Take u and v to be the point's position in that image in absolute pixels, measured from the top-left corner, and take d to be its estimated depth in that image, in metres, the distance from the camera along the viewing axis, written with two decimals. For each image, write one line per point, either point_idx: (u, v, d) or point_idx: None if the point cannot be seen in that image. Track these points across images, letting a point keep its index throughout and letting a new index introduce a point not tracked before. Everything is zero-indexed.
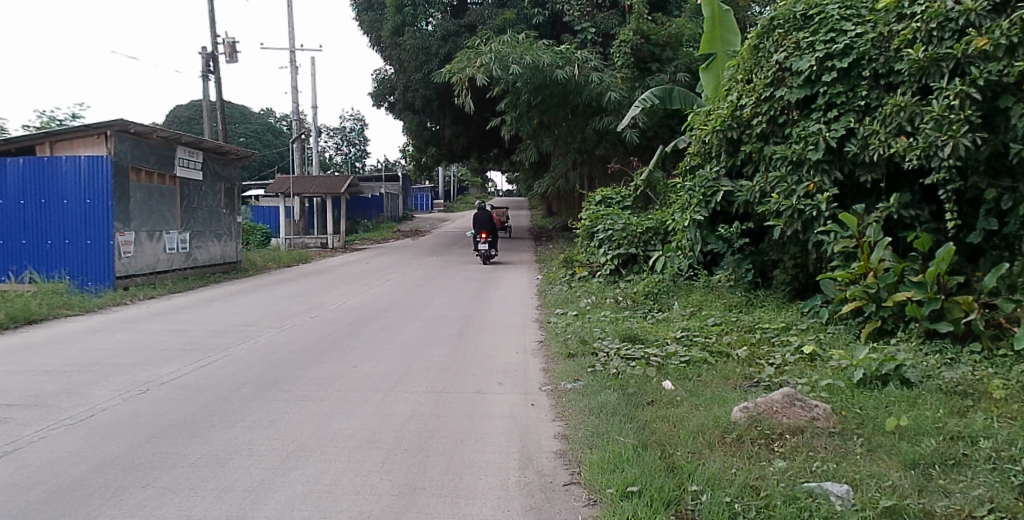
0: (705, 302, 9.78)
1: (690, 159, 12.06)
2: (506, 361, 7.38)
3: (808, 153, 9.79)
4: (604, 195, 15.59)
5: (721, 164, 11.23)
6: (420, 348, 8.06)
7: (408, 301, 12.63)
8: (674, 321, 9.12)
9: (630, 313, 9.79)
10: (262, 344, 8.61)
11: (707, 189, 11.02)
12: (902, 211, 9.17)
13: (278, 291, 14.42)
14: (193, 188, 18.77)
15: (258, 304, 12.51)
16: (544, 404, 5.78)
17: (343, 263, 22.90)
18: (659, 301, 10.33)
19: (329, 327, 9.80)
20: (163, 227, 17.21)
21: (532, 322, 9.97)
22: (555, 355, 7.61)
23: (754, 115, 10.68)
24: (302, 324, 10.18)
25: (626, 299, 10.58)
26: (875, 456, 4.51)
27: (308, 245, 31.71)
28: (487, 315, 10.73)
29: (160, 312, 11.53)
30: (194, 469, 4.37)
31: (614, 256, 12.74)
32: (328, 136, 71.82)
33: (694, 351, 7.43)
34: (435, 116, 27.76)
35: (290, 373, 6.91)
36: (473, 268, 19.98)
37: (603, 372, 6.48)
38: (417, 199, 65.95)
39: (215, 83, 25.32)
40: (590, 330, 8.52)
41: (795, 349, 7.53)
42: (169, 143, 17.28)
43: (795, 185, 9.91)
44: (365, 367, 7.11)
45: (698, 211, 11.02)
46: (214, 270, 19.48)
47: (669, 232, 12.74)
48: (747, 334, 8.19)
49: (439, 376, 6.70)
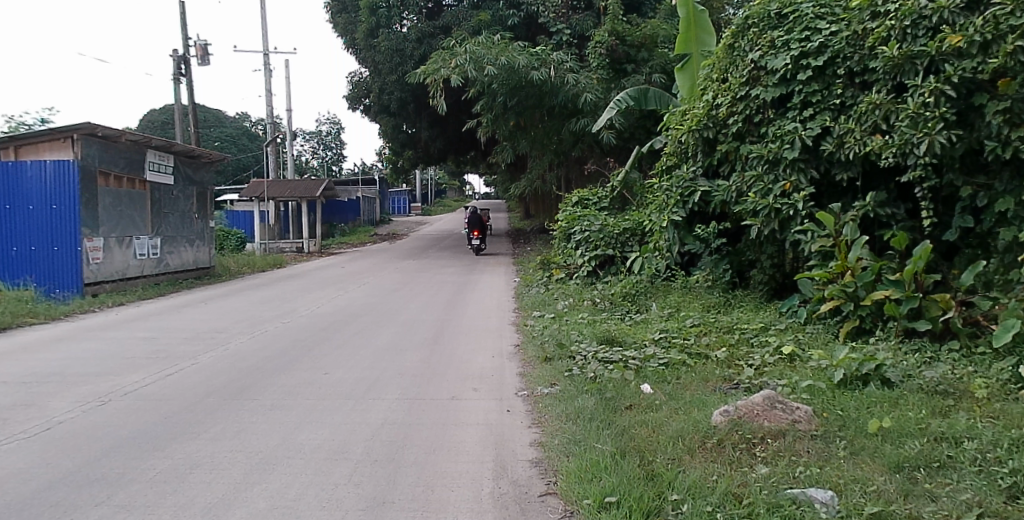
0: (683, 303, 9.67)
1: (666, 159, 11.98)
2: (482, 366, 7.21)
3: (785, 152, 9.74)
4: (580, 196, 15.48)
5: (697, 164, 11.16)
6: (394, 353, 7.86)
7: (383, 305, 12.41)
8: (653, 323, 9.00)
9: (608, 316, 9.66)
10: (231, 351, 8.34)
11: (684, 189, 10.93)
12: (878, 210, 9.15)
13: (251, 297, 14.11)
14: (164, 193, 18.36)
15: (230, 310, 12.21)
16: (520, 410, 5.62)
17: (319, 268, 22.59)
18: (637, 302, 10.21)
19: (301, 333, 9.56)
20: (133, 233, 16.80)
21: (509, 325, 9.81)
22: (531, 359, 7.45)
23: (729, 114, 10.62)
24: (274, 330, 9.92)
25: (604, 301, 10.45)
26: (858, 459, 4.41)
27: (283, 250, 31.28)
28: (463, 318, 10.56)
29: (128, 320, 11.19)
30: (152, 484, 4.14)
31: (592, 257, 12.61)
32: (304, 139, 71.21)
33: (673, 353, 7.33)
34: (411, 118, 27.54)
35: (259, 381, 6.67)
36: (450, 271, 19.77)
37: (580, 376, 6.33)
38: (394, 202, 65.55)
39: (186, 86, 24.91)
40: (568, 333, 8.37)
41: (775, 350, 7.44)
42: (138, 146, 16.89)
43: (772, 184, 9.86)
44: (335, 374, 6.90)
45: (675, 211, 10.93)
46: (186, 276, 19.08)
47: (646, 233, 12.64)
48: (726, 335, 8.09)
49: (412, 382, 6.51)
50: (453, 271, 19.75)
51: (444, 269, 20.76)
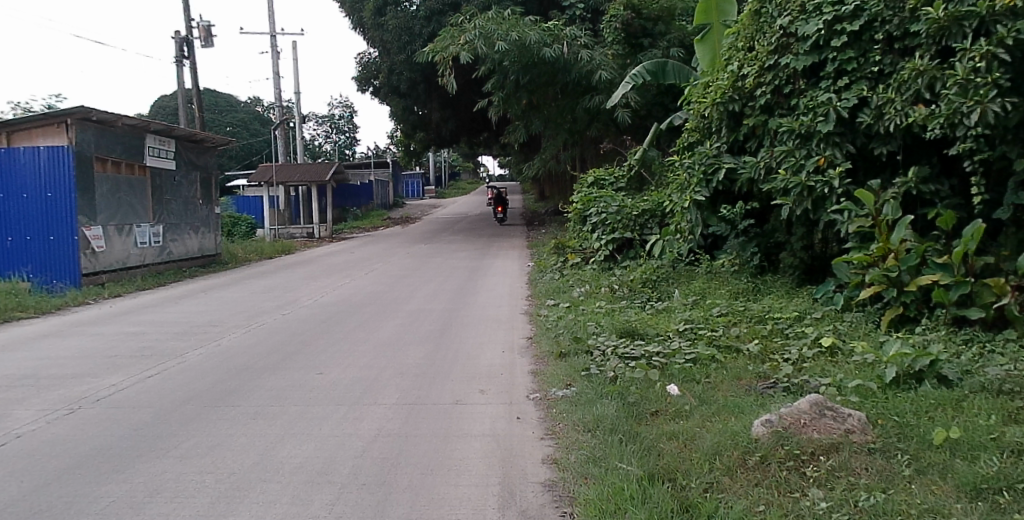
0: (709, 290, 8.96)
1: (688, 136, 11.25)
2: (490, 364, 6.58)
3: (818, 125, 8.99)
4: (596, 176, 14.75)
5: (722, 139, 10.41)
6: (397, 349, 7.25)
7: (390, 294, 11.81)
8: (677, 312, 8.32)
9: (628, 305, 8.99)
10: (223, 348, 7.77)
11: (707, 166, 10.20)
12: (921, 186, 8.41)
13: (254, 286, 13.56)
14: (166, 179, 17.85)
15: (230, 301, 11.66)
16: (532, 417, 4.99)
17: (328, 254, 22.02)
18: (658, 289, 9.52)
19: (300, 326, 8.99)
20: (133, 220, 16.32)
21: (522, 315, 9.18)
22: (545, 355, 6.80)
23: (757, 85, 9.85)
24: (272, 323, 9.36)
25: (623, 288, 9.76)
26: (926, 479, 3.75)
27: (294, 235, 30.80)
28: (473, 308, 9.95)
29: (122, 312, 10.67)
30: (103, 517, 3.56)
31: (609, 241, 11.88)
32: (317, 123, 70.71)
33: (700, 347, 6.68)
34: (422, 100, 26.85)
35: (246, 383, 6.10)
36: (462, 256, 19.14)
37: (599, 376, 5.68)
38: (408, 185, 64.99)
39: (190, 69, 24.33)
40: (585, 325, 7.72)
41: (812, 342, 6.77)
42: (137, 131, 16.36)
43: (804, 160, 9.12)
44: (331, 374, 6.30)
45: (698, 191, 10.20)
46: (192, 264, 18.60)
47: (666, 214, 11.91)
48: (758, 326, 7.39)
49: (413, 384, 5.90)
50: (465, 256, 19.11)
51: (456, 253, 20.14)
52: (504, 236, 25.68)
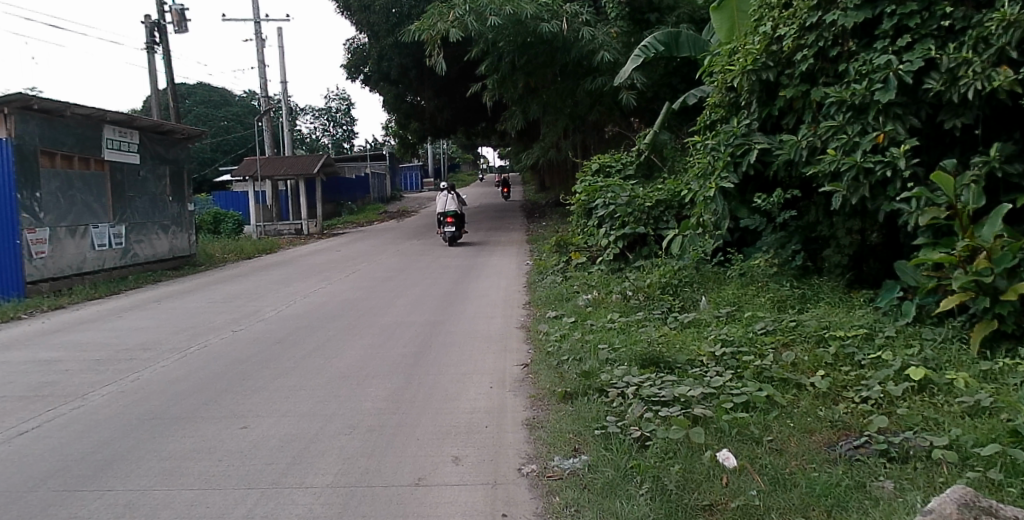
0: (745, 297, 7.32)
1: (710, 113, 9.60)
2: (472, 410, 4.98)
3: (875, 94, 7.36)
4: (601, 162, 13.04)
5: (751, 115, 8.79)
6: (356, 386, 5.65)
7: (366, 303, 10.17)
8: (709, 329, 6.69)
9: (647, 318, 7.35)
10: (140, 384, 6.15)
11: (735, 146, 8.58)
12: (1007, 166, 6.77)
13: (216, 293, 11.91)
14: (128, 173, 16.06)
15: (182, 313, 10.01)
16: (525, 513, 3.39)
17: (312, 252, 20.37)
18: (681, 297, 7.87)
19: (248, 349, 7.36)
20: (89, 220, 14.58)
21: (517, 331, 7.57)
22: (544, 395, 5.20)
23: (796, 49, 8.21)
24: (213, 345, 7.72)
25: (639, 296, 8.06)
26: None
27: (281, 232, 29.09)
28: (459, 321, 8.34)
29: (49, 330, 9.02)
30: None
31: (619, 237, 10.14)
32: (313, 116, 69.16)
33: (751, 384, 5.06)
34: (414, 87, 25.21)
35: (140, 447, 4.50)
36: (455, 253, 17.45)
37: (619, 437, 4.07)
38: (406, 177, 63.37)
39: (162, 57, 22.55)
40: (595, 349, 6.10)
41: (895, 374, 5.15)
42: (91, 121, 14.66)
43: (858, 137, 7.49)
44: (254, 431, 4.68)
45: (726, 177, 8.58)
46: (160, 267, 16.97)
47: (684, 205, 10.17)
48: (818, 349, 5.77)
49: (361, 449, 4.29)
50: (459, 253, 17.44)
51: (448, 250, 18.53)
52: (501, 230, 24.02)
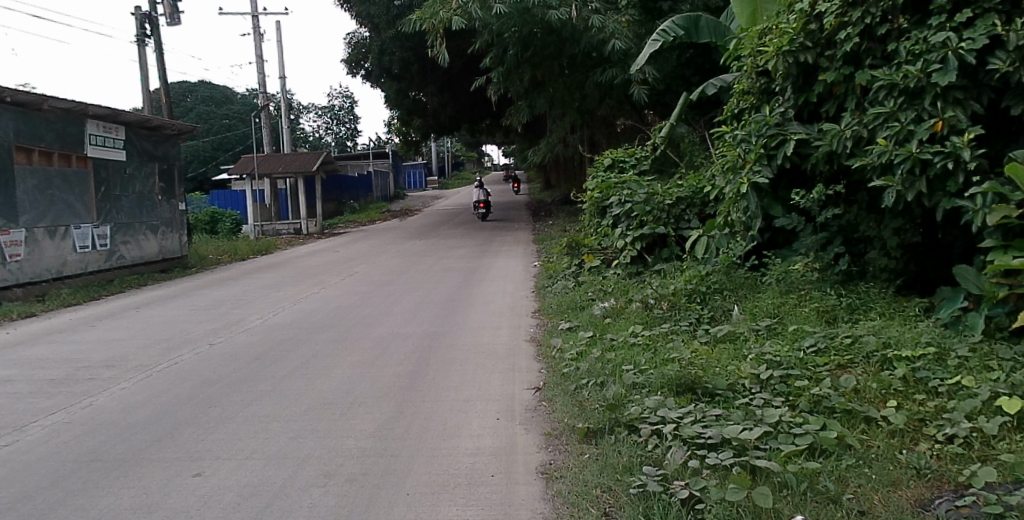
0: (786, 308, 6.46)
1: (737, 101, 8.75)
2: (476, 451, 4.15)
3: (933, 75, 6.47)
4: (614, 157, 12.14)
5: (786, 103, 7.94)
6: (340, 418, 4.81)
7: (361, 310, 9.32)
8: (748, 345, 5.82)
9: (674, 332, 6.48)
10: (90, 412, 5.30)
11: (768, 137, 7.72)
12: None
13: (200, 299, 11.07)
14: (113, 171, 15.23)
15: (159, 322, 9.18)
16: None
17: (310, 253, 19.53)
18: (711, 306, 7.01)
19: (223, 368, 6.50)
20: (70, 220, 13.77)
21: (527, 346, 6.73)
22: (563, 431, 4.36)
23: (838, 27, 7.33)
24: (184, 362, 6.86)
25: (662, 305, 7.18)
26: None
27: (280, 232, 28.16)
28: (461, 333, 7.48)
29: (9, 342, 8.19)
30: None
31: (636, 238, 9.23)
32: (316, 115, 68.44)
33: (810, 418, 4.22)
34: (416, 82, 24.36)
35: (63, 504, 3.65)
36: (458, 254, 16.61)
37: (660, 498, 3.22)
38: (409, 175, 62.58)
39: (154, 50, 21.71)
40: (619, 370, 5.26)
41: (983, 406, 4.29)
42: (72, 116, 13.83)
43: (913, 124, 6.62)
44: (210, 481, 3.84)
45: (758, 171, 7.72)
46: (149, 270, 16.15)
47: (707, 203, 9.26)
48: (882, 373, 4.91)
49: (337, 508, 3.45)
50: (463, 254, 16.60)
51: (451, 251, 17.68)
52: (506, 229, 23.15)
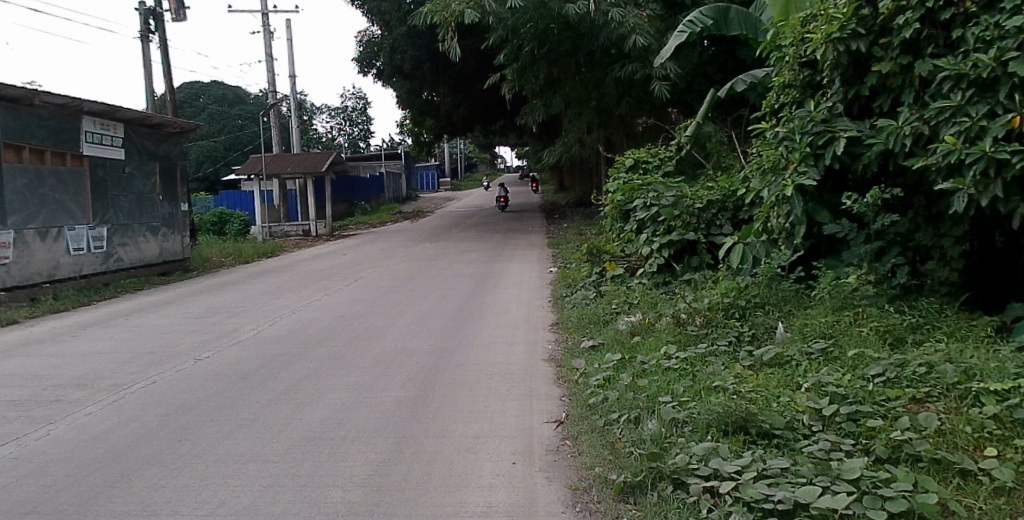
0: (841, 327, 5.67)
1: (776, 96, 7.98)
2: (488, 509, 3.42)
3: (1010, 64, 5.66)
4: (636, 158, 11.39)
5: (834, 97, 7.17)
6: (328, 459, 4.09)
7: (364, 321, 8.61)
8: (802, 372, 5.06)
9: (712, 354, 5.71)
10: (41, 446, 4.60)
11: (815, 135, 6.97)
12: None
13: (194, 306, 10.40)
14: (111, 170, 14.63)
15: (145, 333, 8.50)
16: None
17: (316, 256, 18.86)
18: (752, 323, 6.25)
19: (204, 390, 5.80)
20: (64, 221, 13.18)
21: (546, 367, 6.00)
22: (593, 485, 3.62)
23: (894, 12, 6.54)
24: (162, 382, 6.17)
25: (696, 321, 6.41)
26: None
27: (288, 234, 27.41)
28: (472, 350, 6.74)
29: None
30: None
31: (663, 245, 8.46)
32: (330, 115, 68.00)
33: (895, 472, 3.46)
34: (429, 81, 23.68)
35: None
36: (469, 259, 15.86)
37: None
38: (423, 177, 61.96)
39: (160, 46, 21.15)
40: (655, 402, 4.50)
41: None
42: (66, 112, 13.25)
43: (985, 119, 5.81)
44: None
45: (803, 173, 6.95)
46: (149, 273, 15.54)
47: (741, 207, 8.49)
48: (970, 411, 4.12)
49: None
50: (475, 259, 15.86)
51: (463, 255, 16.92)
52: (520, 232, 22.40)
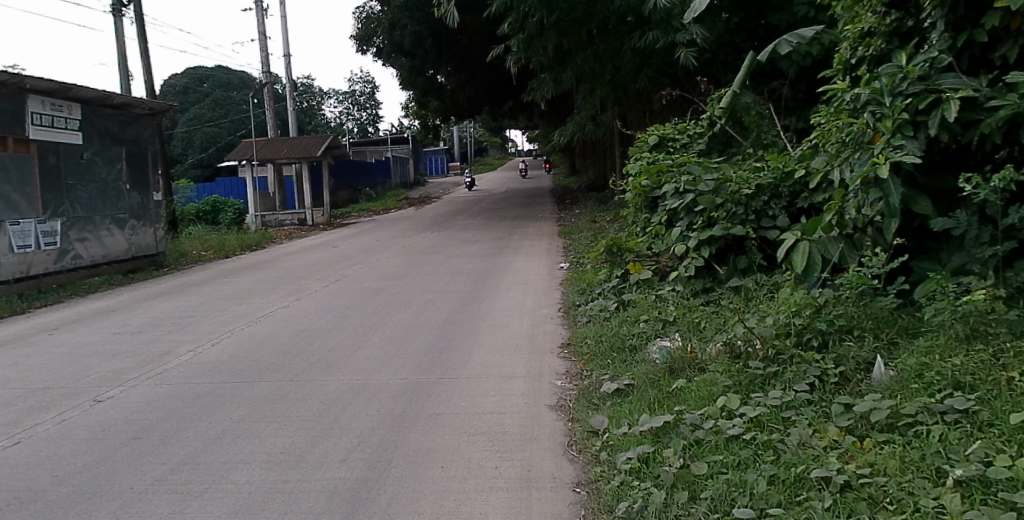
0: (980, 369, 3.89)
1: (850, 49, 6.18)
2: None
3: None
4: (661, 135, 9.63)
5: (937, 46, 5.37)
6: None
7: (329, 340, 6.91)
8: (945, 451, 3.29)
9: (791, 409, 3.97)
10: None
11: (913, 97, 5.21)
12: None
13: (136, 317, 8.74)
14: (64, 156, 12.98)
15: (57, 357, 6.84)
16: None
17: (305, 249, 17.13)
18: (839, 356, 4.49)
19: (71, 462, 4.12)
20: (6, 215, 11.57)
21: (555, 424, 4.29)
22: None
23: None
24: (27, 443, 4.50)
25: (758, 353, 4.67)
26: None
27: (283, 223, 25.59)
28: (455, 389, 5.04)
29: None
30: None
31: (703, 241, 6.70)
32: (337, 100, 66.23)
33: None
34: (431, 59, 21.86)
35: None
36: (470, 252, 14.13)
37: None
38: (431, 162, 60.15)
39: (136, 23, 19.46)
40: None
41: None
42: (7, 91, 11.61)
43: None
44: None
45: (898, 148, 5.15)
46: (113, 271, 13.90)
47: (800, 193, 6.68)
48: None
49: None
50: (477, 251, 14.14)
51: (464, 248, 15.12)
52: (530, 220, 20.67)
